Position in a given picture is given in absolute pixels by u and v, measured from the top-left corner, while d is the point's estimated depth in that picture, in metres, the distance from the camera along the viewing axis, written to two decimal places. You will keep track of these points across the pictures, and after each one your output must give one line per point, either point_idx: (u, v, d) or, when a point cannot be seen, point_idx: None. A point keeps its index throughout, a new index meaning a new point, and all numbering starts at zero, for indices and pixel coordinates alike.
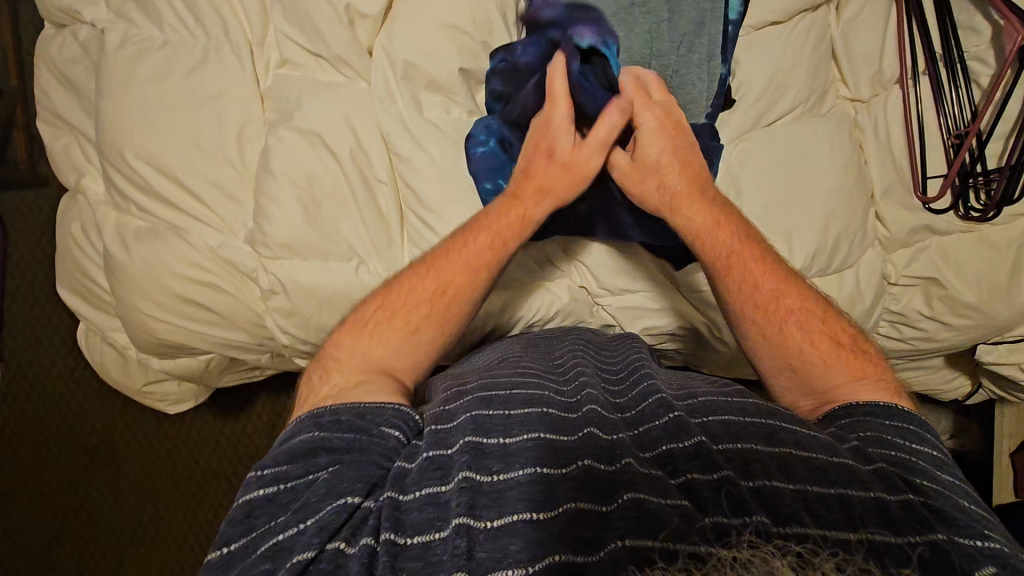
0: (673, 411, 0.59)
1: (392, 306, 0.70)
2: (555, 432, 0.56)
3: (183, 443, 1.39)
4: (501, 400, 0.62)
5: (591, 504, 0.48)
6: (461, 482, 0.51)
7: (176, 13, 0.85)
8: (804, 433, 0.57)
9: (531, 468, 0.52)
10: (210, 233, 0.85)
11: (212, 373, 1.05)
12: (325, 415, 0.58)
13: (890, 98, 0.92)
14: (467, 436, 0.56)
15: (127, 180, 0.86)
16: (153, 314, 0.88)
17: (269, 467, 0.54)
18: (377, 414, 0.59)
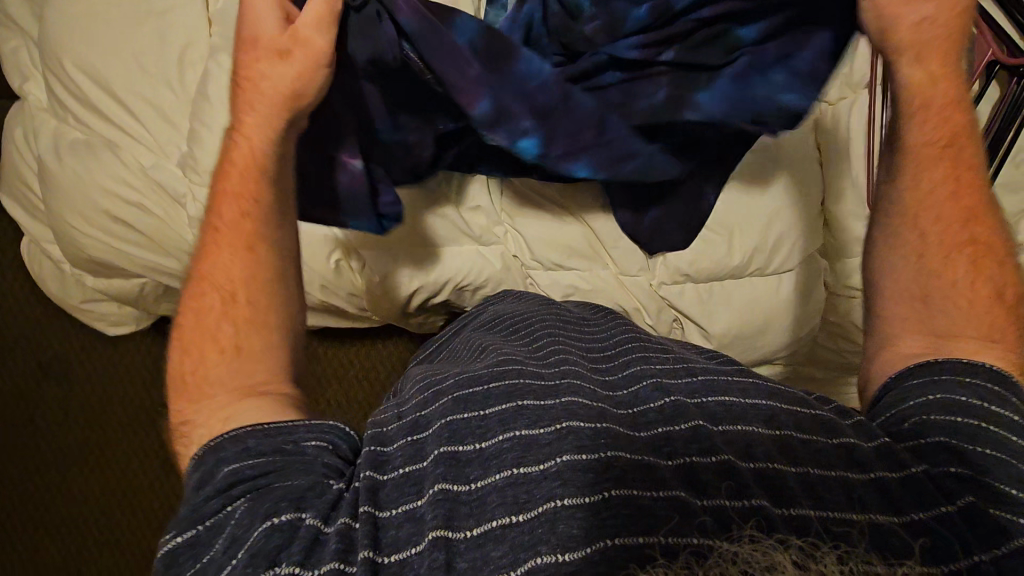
0: (670, 397, 0.53)
1: (192, 348, 0.58)
2: (533, 428, 0.48)
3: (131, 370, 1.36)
4: (479, 395, 0.52)
5: (576, 499, 0.43)
6: (438, 493, 0.45)
7: None
8: (804, 418, 0.52)
9: (509, 468, 0.46)
10: (143, 152, 0.83)
11: (148, 299, 1.04)
12: (222, 443, 0.50)
13: (857, 103, 0.88)
14: (440, 445, 0.48)
15: (66, 88, 0.84)
16: (84, 229, 0.87)
17: (187, 516, 0.47)
18: (288, 430, 0.51)
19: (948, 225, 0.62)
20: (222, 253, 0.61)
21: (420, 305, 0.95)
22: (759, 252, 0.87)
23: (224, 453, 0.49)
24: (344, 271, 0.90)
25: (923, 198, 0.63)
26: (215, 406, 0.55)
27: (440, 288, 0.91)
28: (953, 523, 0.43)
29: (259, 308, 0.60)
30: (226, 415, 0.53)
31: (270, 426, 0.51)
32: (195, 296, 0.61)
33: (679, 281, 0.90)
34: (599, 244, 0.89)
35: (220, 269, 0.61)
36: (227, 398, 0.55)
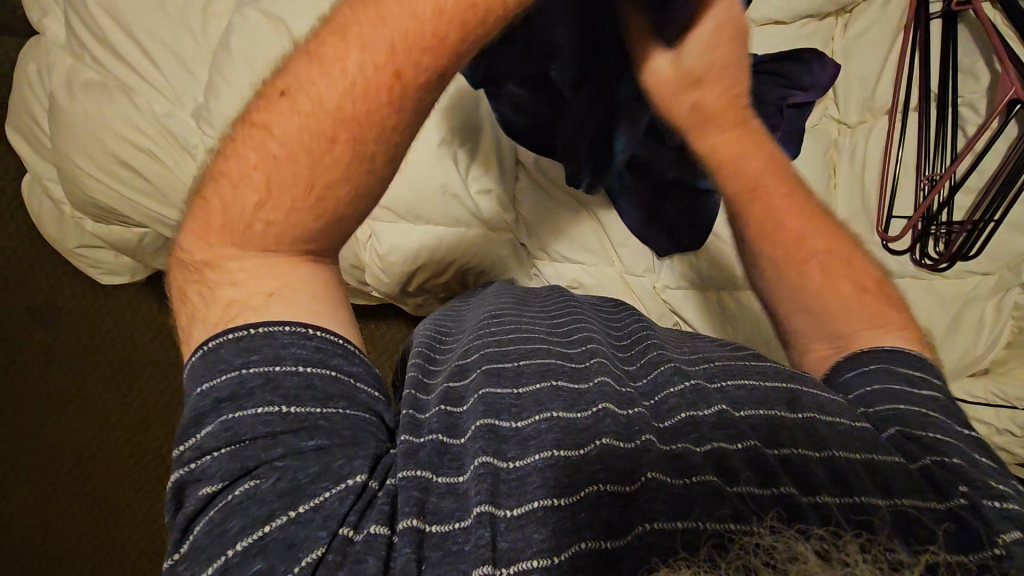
0: (691, 381, 0.57)
1: (227, 201, 0.45)
2: (570, 409, 0.50)
3: (125, 324, 1.35)
4: (511, 372, 0.55)
5: (616, 487, 0.43)
6: (479, 467, 0.44)
7: None
8: (808, 397, 0.54)
9: (550, 451, 0.45)
10: (158, 98, 0.82)
11: (145, 250, 1.02)
12: (278, 335, 0.43)
13: (874, 129, 0.89)
14: (479, 418, 0.49)
15: (87, 26, 0.83)
16: (89, 170, 0.86)
17: (234, 458, 0.39)
18: (348, 363, 0.46)
19: (782, 224, 0.71)
20: (301, 114, 0.44)
21: (418, 285, 0.94)
22: None
23: (282, 372, 0.42)
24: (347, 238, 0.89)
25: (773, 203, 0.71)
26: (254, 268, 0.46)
27: (446, 268, 0.90)
28: (979, 517, 0.42)
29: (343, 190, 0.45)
30: (268, 289, 0.45)
31: (324, 334, 0.45)
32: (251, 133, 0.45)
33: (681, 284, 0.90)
34: (606, 238, 0.89)
35: (296, 127, 0.44)
36: (267, 265, 0.46)
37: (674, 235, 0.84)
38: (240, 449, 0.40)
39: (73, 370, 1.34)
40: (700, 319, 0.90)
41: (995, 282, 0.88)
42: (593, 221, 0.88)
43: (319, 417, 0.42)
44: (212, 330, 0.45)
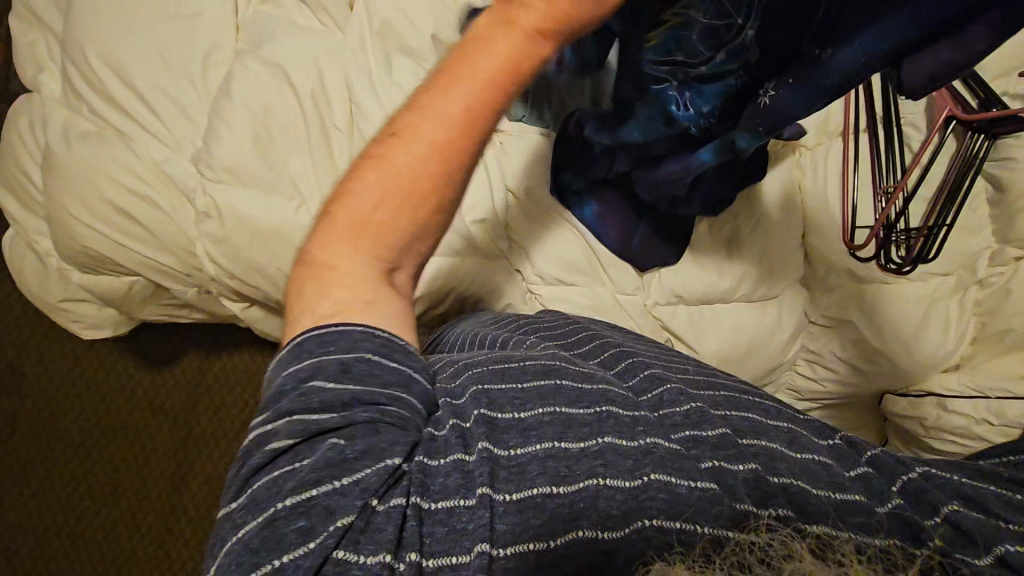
0: (694, 402, 0.52)
1: (329, 266, 0.57)
2: (573, 405, 0.48)
3: (97, 386, 1.25)
4: (516, 369, 0.51)
5: (616, 480, 0.43)
6: (482, 452, 0.43)
7: None
8: (802, 436, 0.50)
9: (550, 441, 0.44)
10: (157, 146, 0.84)
11: (134, 300, 1.01)
12: (349, 332, 0.46)
13: (831, 149, 0.97)
14: (480, 407, 0.46)
15: (84, 79, 0.85)
16: (81, 218, 0.86)
17: (297, 422, 0.41)
18: (393, 367, 0.46)
19: None
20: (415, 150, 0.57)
21: (418, 317, 0.93)
22: (746, 278, 0.94)
23: (355, 360, 0.44)
24: None
25: None
26: (347, 294, 0.56)
27: (444, 297, 0.91)
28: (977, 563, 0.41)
29: (438, 194, 0.58)
30: (347, 307, 0.55)
31: (389, 335, 0.47)
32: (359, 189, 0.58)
33: (671, 302, 0.94)
34: (597, 260, 0.93)
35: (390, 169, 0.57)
36: (356, 282, 0.57)
37: (654, 252, 0.91)
38: (306, 421, 0.41)
39: (30, 440, 1.23)
40: (692, 331, 0.95)
41: (954, 280, 0.94)
42: (586, 245, 0.92)
43: (370, 396, 0.43)
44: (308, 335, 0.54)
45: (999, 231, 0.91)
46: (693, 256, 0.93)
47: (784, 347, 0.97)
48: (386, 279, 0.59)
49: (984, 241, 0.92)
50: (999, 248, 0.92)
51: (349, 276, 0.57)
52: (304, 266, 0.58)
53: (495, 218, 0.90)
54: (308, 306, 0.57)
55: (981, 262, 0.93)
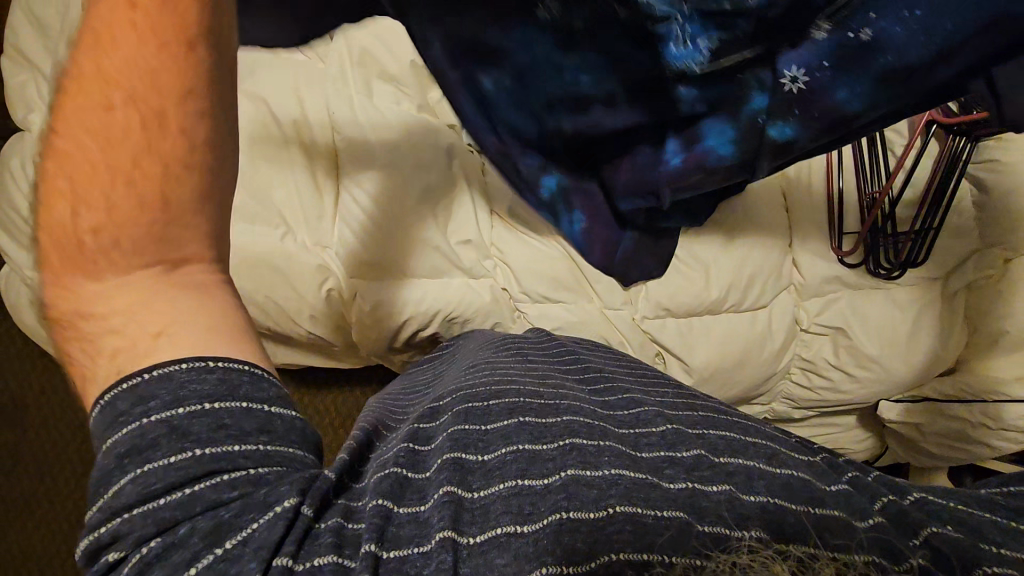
0: (668, 423, 0.53)
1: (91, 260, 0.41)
2: (536, 442, 0.49)
3: (95, 416, 1.26)
4: (478, 411, 0.53)
5: (582, 512, 0.43)
6: (443, 496, 0.44)
7: None
8: (780, 451, 0.51)
9: (512, 480, 0.45)
10: None
11: None
12: (175, 375, 0.40)
13: (814, 157, 0.98)
14: (446, 452, 0.48)
15: None
16: None
17: (145, 509, 0.37)
18: (254, 387, 0.42)
19: None
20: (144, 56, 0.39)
21: (407, 342, 0.95)
22: (734, 288, 0.93)
23: (190, 415, 0.39)
24: (333, 300, 0.90)
25: None
26: (129, 303, 0.41)
27: (430, 321, 0.91)
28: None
29: (189, 136, 0.41)
30: (152, 330, 0.41)
31: (227, 365, 0.41)
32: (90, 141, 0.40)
33: (659, 316, 0.94)
34: (585, 277, 0.94)
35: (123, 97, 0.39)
36: (133, 284, 0.42)
37: (638, 265, 0.91)
38: (156, 508, 0.37)
39: (29, 473, 1.23)
40: (681, 344, 0.94)
41: (944, 284, 0.93)
42: (571, 262, 0.93)
43: (240, 456, 0.39)
44: (108, 381, 0.40)
45: (986, 232, 0.91)
46: (679, 269, 0.93)
47: (776, 357, 0.97)
48: (178, 278, 0.43)
49: (972, 243, 0.91)
50: (987, 249, 0.91)
51: (114, 285, 0.42)
52: (63, 318, 0.42)
53: (480, 241, 0.91)
54: (82, 331, 0.41)
55: (970, 262, 0.92)
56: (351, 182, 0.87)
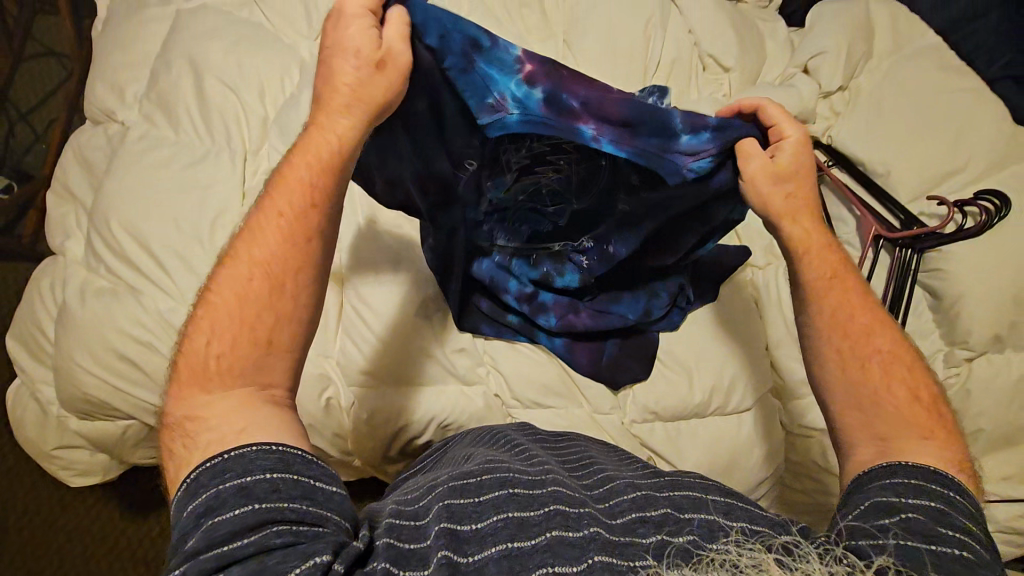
0: (640, 489, 0.56)
1: (206, 379, 0.53)
2: (524, 509, 0.51)
3: (79, 536, 1.22)
4: (468, 482, 0.55)
5: (564, 567, 0.46)
6: (440, 560, 0.47)
7: (192, 121, 1.02)
8: (739, 508, 0.55)
9: (505, 542, 0.49)
10: (163, 298, 0.93)
11: (126, 443, 1.04)
12: (246, 454, 0.48)
13: (781, 268, 1.07)
14: (440, 521, 0.50)
15: (105, 243, 0.96)
16: (85, 366, 0.92)
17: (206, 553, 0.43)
18: (304, 466, 0.49)
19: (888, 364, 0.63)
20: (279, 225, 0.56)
21: (403, 448, 0.96)
22: (717, 391, 0.97)
23: (255, 479, 0.46)
24: (333, 408, 0.93)
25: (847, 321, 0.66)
26: (224, 407, 0.51)
27: (425, 427, 0.94)
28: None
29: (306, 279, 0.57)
30: (237, 428, 0.50)
31: (285, 448, 0.49)
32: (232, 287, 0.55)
33: (647, 418, 0.97)
34: (574, 383, 0.98)
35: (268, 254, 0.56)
36: (231, 397, 0.52)
37: (623, 370, 0.96)
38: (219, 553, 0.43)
39: None
40: (670, 445, 0.96)
41: None
42: (561, 369, 0.98)
43: (291, 512, 0.45)
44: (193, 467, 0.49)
45: (945, 334, 0.93)
46: (661, 374, 0.98)
47: (767, 459, 0.98)
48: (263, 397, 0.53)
49: None
50: (950, 350, 0.93)
51: (216, 397, 0.52)
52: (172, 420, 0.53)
53: (474, 347, 0.97)
54: (186, 429, 0.51)
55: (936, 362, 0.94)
56: (355, 296, 0.94)
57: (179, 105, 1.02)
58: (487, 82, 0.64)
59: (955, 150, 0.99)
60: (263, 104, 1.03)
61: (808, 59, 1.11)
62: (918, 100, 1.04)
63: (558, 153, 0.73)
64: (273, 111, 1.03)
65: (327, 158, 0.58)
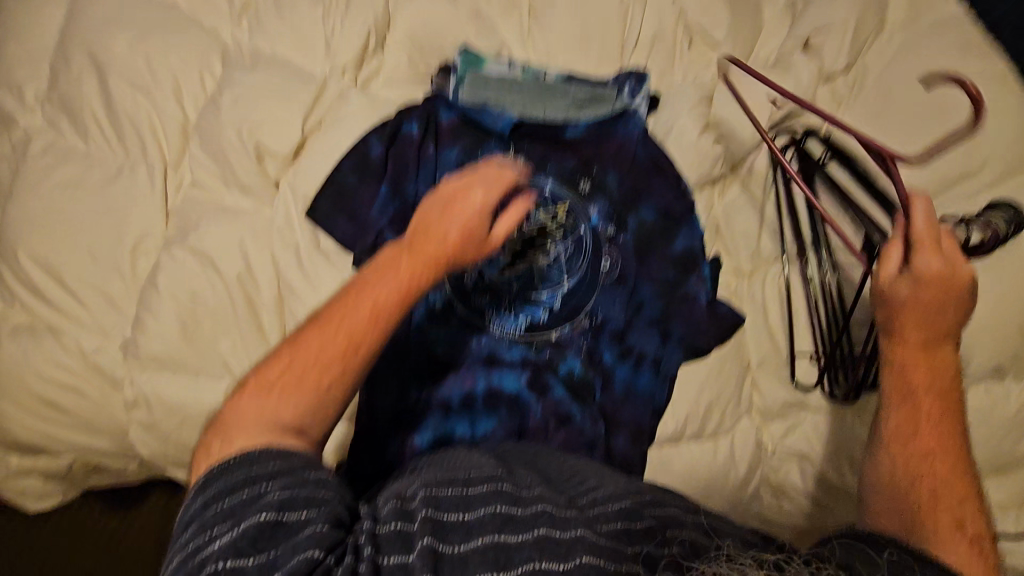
0: (621, 497, 0.57)
1: (262, 394, 0.55)
2: (512, 505, 0.53)
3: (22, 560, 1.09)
4: (463, 479, 0.57)
5: (550, 564, 0.49)
6: (423, 546, 0.49)
7: (101, 130, 0.89)
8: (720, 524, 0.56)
9: (491, 534, 0.51)
10: (87, 336, 0.85)
11: (76, 473, 0.99)
12: (235, 493, 0.48)
13: (769, 275, 0.97)
14: (423, 510, 0.52)
15: (14, 277, 0.86)
16: (8, 412, 0.85)
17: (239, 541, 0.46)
18: (255, 477, 0.49)
19: (933, 460, 0.63)
20: (326, 333, 0.58)
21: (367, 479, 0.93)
22: (692, 419, 0.91)
23: (236, 528, 0.47)
24: None
25: (913, 454, 0.64)
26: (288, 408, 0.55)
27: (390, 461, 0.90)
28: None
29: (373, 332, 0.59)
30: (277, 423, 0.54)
31: (273, 487, 0.49)
32: (301, 341, 0.58)
33: (616, 436, 0.88)
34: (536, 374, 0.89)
35: (328, 340, 0.58)
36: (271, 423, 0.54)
37: (586, 390, 0.89)
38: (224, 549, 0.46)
39: None
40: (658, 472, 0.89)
41: None
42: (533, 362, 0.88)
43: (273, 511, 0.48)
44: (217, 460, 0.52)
45: None
46: (642, 376, 0.90)
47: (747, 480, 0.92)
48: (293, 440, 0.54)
49: None
50: None
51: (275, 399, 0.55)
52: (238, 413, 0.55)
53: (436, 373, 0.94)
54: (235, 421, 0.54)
55: None
56: (295, 327, 0.85)
57: (85, 111, 0.89)
58: (482, 123, 0.92)
59: (970, 151, 0.87)
60: (181, 107, 0.91)
61: (809, 35, 0.97)
62: (931, 90, 0.91)
63: (547, 234, 0.91)
64: (194, 114, 0.91)
65: (439, 253, 0.64)
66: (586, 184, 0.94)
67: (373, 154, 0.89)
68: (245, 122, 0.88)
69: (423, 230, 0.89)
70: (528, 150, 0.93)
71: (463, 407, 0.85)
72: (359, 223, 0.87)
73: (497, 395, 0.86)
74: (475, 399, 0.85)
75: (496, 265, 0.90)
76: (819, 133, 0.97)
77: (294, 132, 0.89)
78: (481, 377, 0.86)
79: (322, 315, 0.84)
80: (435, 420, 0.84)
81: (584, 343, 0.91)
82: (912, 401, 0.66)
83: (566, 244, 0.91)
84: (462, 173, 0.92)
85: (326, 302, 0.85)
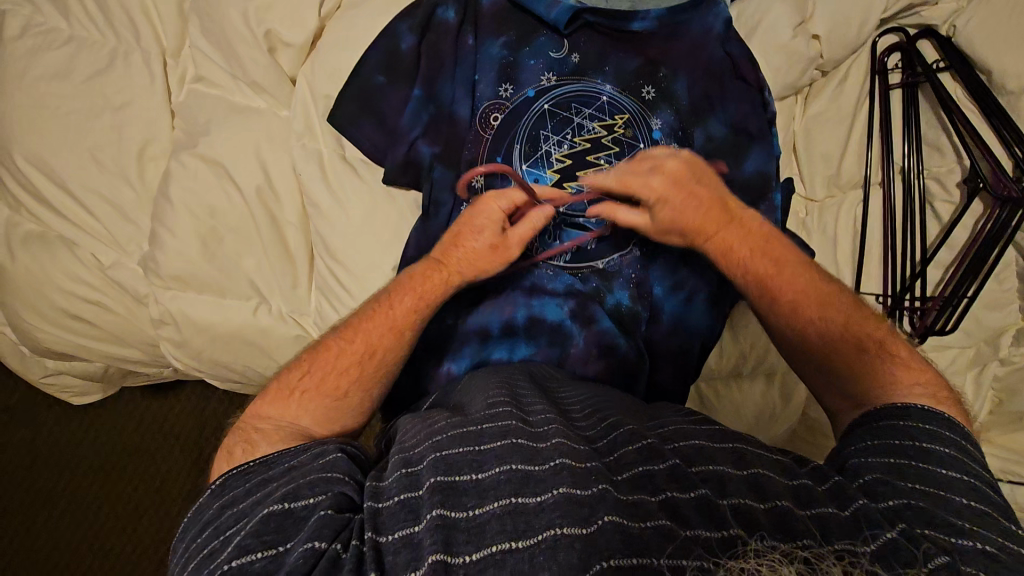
0: (646, 441, 0.49)
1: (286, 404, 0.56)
2: (529, 462, 0.45)
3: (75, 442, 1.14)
4: (474, 433, 0.49)
5: (572, 527, 0.40)
6: (434, 518, 0.41)
7: (85, 7, 0.77)
8: (748, 451, 0.49)
9: (507, 498, 0.42)
10: (103, 250, 0.79)
11: (113, 374, 0.99)
12: (243, 494, 0.46)
13: (847, 201, 0.86)
14: (434, 475, 0.45)
15: (17, 182, 0.79)
16: (34, 324, 0.82)
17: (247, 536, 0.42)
18: (260, 477, 0.48)
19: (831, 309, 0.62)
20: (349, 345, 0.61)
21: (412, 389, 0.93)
22: None
23: (237, 527, 0.43)
24: None
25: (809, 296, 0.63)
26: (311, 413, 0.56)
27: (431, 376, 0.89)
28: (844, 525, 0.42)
29: (392, 338, 0.63)
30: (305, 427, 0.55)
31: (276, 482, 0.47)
32: (314, 368, 0.59)
33: (662, 370, 0.84)
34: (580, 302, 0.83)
35: (346, 353, 0.60)
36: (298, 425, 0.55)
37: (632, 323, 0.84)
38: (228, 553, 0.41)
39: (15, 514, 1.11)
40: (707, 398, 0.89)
41: (971, 354, 0.84)
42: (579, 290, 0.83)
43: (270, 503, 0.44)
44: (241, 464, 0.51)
45: None
46: (694, 308, 0.84)
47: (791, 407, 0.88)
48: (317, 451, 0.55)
49: (1008, 318, 0.82)
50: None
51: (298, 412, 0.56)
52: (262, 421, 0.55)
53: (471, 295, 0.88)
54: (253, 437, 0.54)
55: (1003, 341, 0.83)
56: (323, 247, 0.78)
57: None
58: (534, 8, 0.78)
59: None
60: None
61: None
62: None
63: (601, 152, 0.79)
64: None
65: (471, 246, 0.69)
66: (650, 89, 0.79)
67: (404, 47, 0.76)
68: (252, 3, 0.75)
69: (460, 142, 0.78)
70: (585, 46, 0.79)
71: (504, 334, 0.82)
72: (390, 130, 0.76)
73: (538, 324, 0.82)
74: (516, 327, 0.82)
75: (542, 186, 0.79)
76: (937, 33, 0.81)
77: (310, 17, 0.76)
78: (520, 305, 0.82)
79: (351, 235, 0.77)
80: (473, 347, 0.81)
81: (633, 273, 0.84)
82: (761, 248, 0.66)
83: (621, 164, 0.80)
84: (506, 72, 0.78)
85: (356, 221, 0.77)
